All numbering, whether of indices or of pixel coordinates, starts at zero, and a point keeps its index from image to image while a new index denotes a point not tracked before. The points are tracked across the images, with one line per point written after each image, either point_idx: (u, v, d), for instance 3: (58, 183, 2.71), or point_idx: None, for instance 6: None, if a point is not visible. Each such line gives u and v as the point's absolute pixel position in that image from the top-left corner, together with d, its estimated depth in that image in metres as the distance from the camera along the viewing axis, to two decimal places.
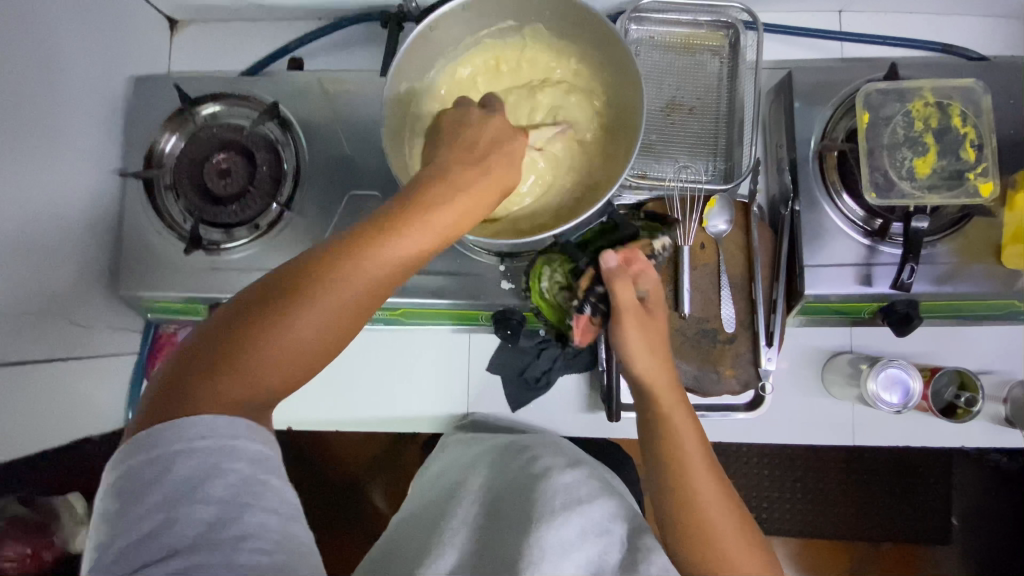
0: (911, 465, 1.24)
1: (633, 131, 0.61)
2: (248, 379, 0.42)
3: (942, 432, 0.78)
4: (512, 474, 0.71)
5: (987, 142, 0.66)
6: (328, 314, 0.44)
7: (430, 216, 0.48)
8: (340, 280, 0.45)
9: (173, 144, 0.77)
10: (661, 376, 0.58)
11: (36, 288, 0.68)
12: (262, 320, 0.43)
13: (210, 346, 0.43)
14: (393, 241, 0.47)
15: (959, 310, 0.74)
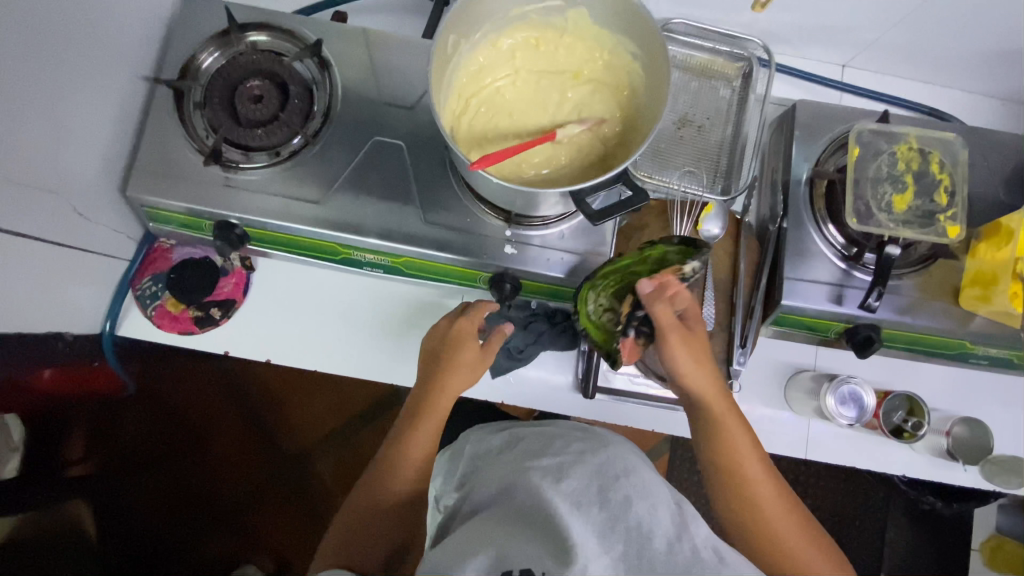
0: (845, 516, 1.36)
1: (653, 122, 0.66)
2: (382, 516, 0.66)
3: (887, 457, 0.83)
4: (532, 453, 0.63)
5: (958, 190, 0.74)
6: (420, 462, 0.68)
7: (468, 358, 0.72)
8: (424, 427, 0.69)
9: (211, 62, 0.79)
10: (711, 387, 0.66)
11: (50, 169, 0.69)
12: (393, 469, 0.67)
13: (357, 523, 0.66)
14: (449, 387, 0.71)
15: (916, 343, 0.80)
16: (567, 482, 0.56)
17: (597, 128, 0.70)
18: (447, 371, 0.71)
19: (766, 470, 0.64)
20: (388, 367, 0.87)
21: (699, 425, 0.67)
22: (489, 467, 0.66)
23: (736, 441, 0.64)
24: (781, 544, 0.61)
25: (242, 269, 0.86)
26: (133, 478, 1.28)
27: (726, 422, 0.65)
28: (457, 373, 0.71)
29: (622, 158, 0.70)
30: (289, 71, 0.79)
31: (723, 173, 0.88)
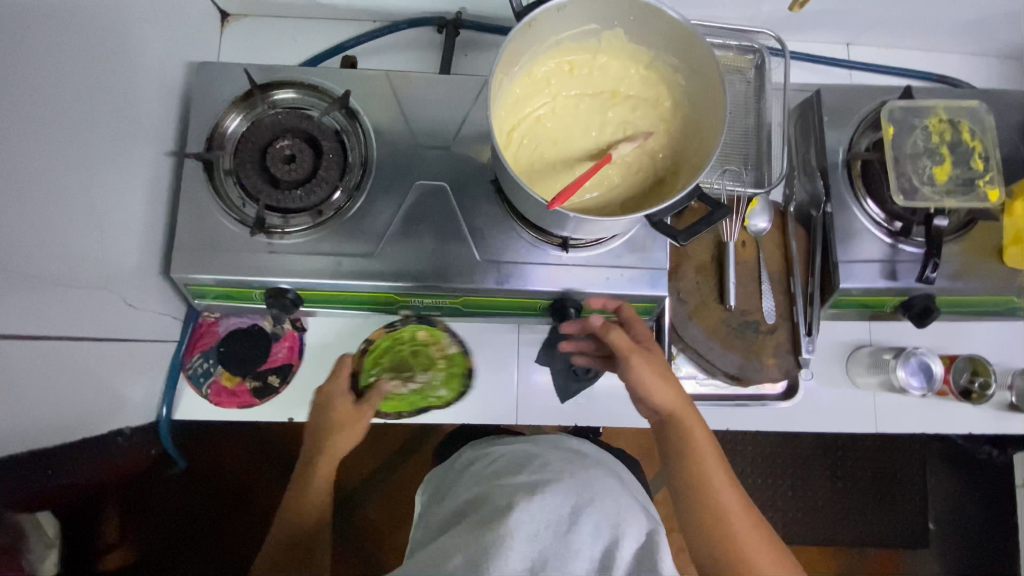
0: (889, 473, 1.40)
1: (709, 132, 0.67)
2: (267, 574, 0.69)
3: (953, 418, 0.85)
4: (509, 472, 0.68)
5: (993, 155, 0.76)
6: (301, 524, 0.71)
7: (342, 421, 0.72)
8: (306, 491, 0.71)
9: (235, 127, 0.77)
10: (680, 401, 0.68)
11: (93, 264, 0.66)
12: (281, 529, 0.71)
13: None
14: (325, 451, 0.72)
15: (967, 305, 0.83)
16: (541, 500, 0.60)
17: (645, 145, 0.71)
18: (329, 435, 0.72)
19: (731, 485, 0.64)
20: (455, 407, 0.85)
21: (666, 439, 0.68)
22: (468, 489, 0.68)
23: (701, 452, 0.65)
24: (737, 559, 0.60)
25: (295, 331, 0.85)
26: (185, 557, 1.23)
27: (691, 435, 0.66)
28: (336, 436, 0.72)
29: (673, 170, 0.70)
30: (318, 126, 0.77)
31: (754, 165, 0.89)
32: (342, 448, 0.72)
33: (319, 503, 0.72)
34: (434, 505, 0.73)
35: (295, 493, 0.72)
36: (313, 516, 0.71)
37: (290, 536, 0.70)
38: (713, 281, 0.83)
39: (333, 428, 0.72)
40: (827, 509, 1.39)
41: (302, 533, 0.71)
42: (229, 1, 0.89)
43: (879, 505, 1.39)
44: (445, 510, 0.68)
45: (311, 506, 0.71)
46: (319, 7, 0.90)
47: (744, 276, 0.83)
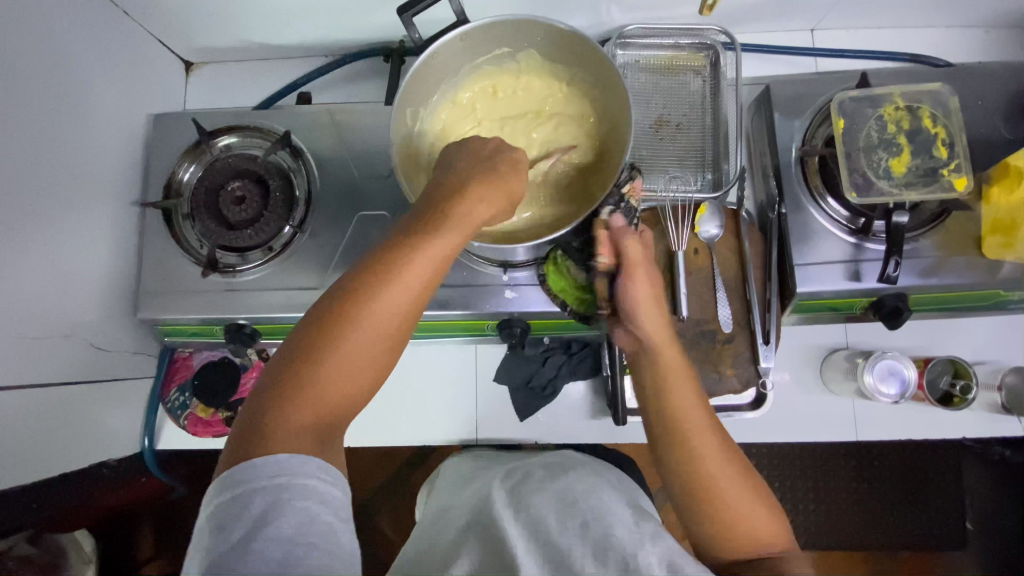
0: (921, 471, 1.29)
1: (624, 142, 0.65)
2: (308, 410, 0.46)
3: (941, 422, 0.79)
4: (500, 485, 0.73)
5: (958, 140, 0.70)
6: (390, 307, 0.49)
7: (470, 191, 0.53)
8: (400, 275, 0.49)
9: (190, 175, 0.82)
10: (663, 335, 0.61)
11: (60, 314, 0.72)
12: (344, 324, 0.48)
13: (274, 383, 0.47)
14: (430, 242, 0.50)
15: (949, 301, 0.77)
16: (529, 511, 0.66)
17: (570, 162, 0.70)
18: (440, 231, 0.51)
19: (709, 423, 0.58)
20: (421, 429, 0.87)
21: (642, 378, 0.61)
22: (459, 501, 0.74)
23: (681, 392, 0.59)
24: (706, 488, 0.56)
25: (261, 361, 0.87)
26: None
27: (671, 373, 0.59)
28: (450, 223, 0.51)
29: (602, 181, 0.69)
30: (263, 166, 0.80)
31: (711, 166, 0.87)
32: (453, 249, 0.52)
33: (407, 323, 0.51)
34: (427, 522, 0.75)
35: (368, 299, 0.48)
36: (395, 336, 0.50)
37: (371, 330, 0.48)
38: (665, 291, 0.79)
39: (445, 212, 0.52)
40: (850, 514, 1.30)
41: (392, 331, 0.50)
42: (189, 51, 0.94)
43: (907, 508, 1.29)
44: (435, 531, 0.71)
45: (406, 308, 0.50)
46: (272, 47, 0.94)
47: (697, 285, 0.79)
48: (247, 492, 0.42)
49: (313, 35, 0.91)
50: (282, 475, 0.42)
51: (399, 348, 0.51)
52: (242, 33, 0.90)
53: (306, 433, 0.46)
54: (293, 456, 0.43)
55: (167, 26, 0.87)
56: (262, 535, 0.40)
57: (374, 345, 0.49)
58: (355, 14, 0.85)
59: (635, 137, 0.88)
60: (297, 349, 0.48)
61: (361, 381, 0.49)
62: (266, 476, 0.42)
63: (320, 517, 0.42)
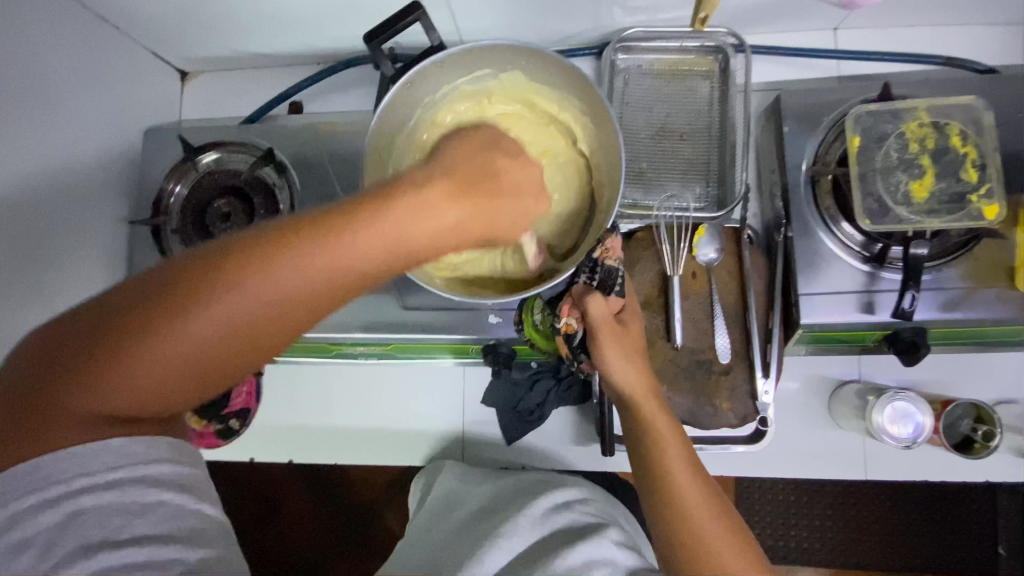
0: (949, 492, 1.12)
1: (611, 183, 0.67)
2: (104, 397, 0.41)
3: (958, 466, 0.73)
4: (518, 493, 0.69)
5: (990, 162, 0.63)
6: (226, 320, 0.40)
7: (419, 214, 0.43)
8: (257, 284, 0.40)
9: (179, 192, 0.82)
10: (640, 384, 0.60)
11: None
12: (165, 316, 0.39)
13: (80, 341, 0.40)
14: (310, 260, 0.40)
15: (977, 336, 0.70)
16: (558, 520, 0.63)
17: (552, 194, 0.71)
18: (348, 236, 0.41)
19: (695, 476, 0.56)
20: (407, 448, 0.86)
21: (627, 427, 0.61)
22: (470, 505, 0.71)
23: (664, 440, 0.57)
24: (693, 543, 0.53)
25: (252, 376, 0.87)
26: None
27: (657, 421, 0.58)
28: (344, 243, 0.41)
29: (584, 219, 0.71)
30: (247, 182, 0.79)
31: (715, 181, 0.80)
32: (340, 285, 0.41)
33: (245, 351, 0.42)
34: (423, 521, 0.75)
35: (226, 289, 0.40)
36: (245, 344, 0.41)
37: (188, 341, 0.40)
38: (658, 316, 0.75)
39: (354, 226, 0.41)
40: (870, 538, 1.14)
41: (241, 336, 0.41)
42: (184, 61, 0.94)
43: (937, 531, 1.12)
44: (427, 545, 0.68)
45: (247, 333, 0.41)
46: (264, 56, 0.93)
47: (694, 311, 0.74)
48: (72, 498, 0.42)
49: (304, 45, 0.89)
50: (126, 466, 0.43)
51: (254, 360, 0.43)
52: (234, 44, 0.89)
53: (97, 424, 0.42)
54: (126, 447, 0.43)
55: (161, 38, 0.87)
56: (116, 546, 0.42)
57: (221, 343, 0.41)
58: (344, 24, 0.83)
59: (635, 149, 0.82)
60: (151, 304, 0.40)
61: (187, 376, 0.41)
62: (88, 472, 0.42)
63: (186, 508, 0.45)
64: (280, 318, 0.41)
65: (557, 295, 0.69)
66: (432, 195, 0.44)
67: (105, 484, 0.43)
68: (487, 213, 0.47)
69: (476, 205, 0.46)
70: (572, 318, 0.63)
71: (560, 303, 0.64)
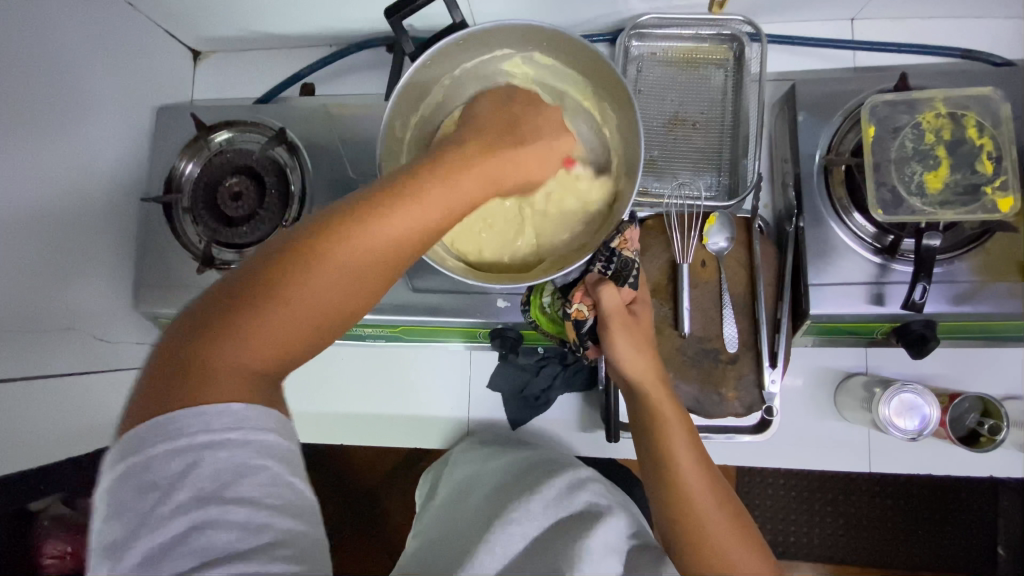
0: (951, 490, 1.12)
1: (628, 166, 0.66)
2: (251, 352, 0.42)
3: (962, 460, 0.74)
4: (530, 474, 0.68)
5: (1006, 154, 0.63)
6: (367, 259, 0.45)
7: (491, 155, 0.53)
8: (387, 224, 0.45)
9: (190, 171, 0.82)
10: (650, 372, 0.59)
11: (63, 309, 0.74)
12: (307, 265, 0.43)
13: (228, 295, 0.43)
14: (432, 193, 0.47)
15: (987, 331, 0.69)
16: (573, 500, 0.62)
17: (569, 185, 0.71)
18: (442, 178, 0.48)
19: (704, 468, 0.56)
20: (413, 431, 0.87)
21: (635, 414, 0.60)
22: (478, 488, 0.71)
23: (671, 432, 0.57)
24: (697, 537, 0.53)
25: None
26: None
27: (663, 411, 0.57)
28: (447, 194, 0.48)
29: (598, 210, 0.69)
30: (258, 162, 0.80)
31: (727, 171, 0.80)
32: (448, 215, 0.48)
33: (377, 280, 0.46)
34: (441, 502, 0.75)
35: (353, 233, 0.44)
36: (377, 281, 0.46)
37: (345, 270, 0.44)
38: (667, 305, 0.74)
39: (441, 173, 0.49)
40: (869, 533, 1.14)
41: (373, 274, 0.46)
42: (197, 41, 0.94)
43: (936, 528, 1.12)
44: (446, 525, 0.69)
45: (389, 261, 0.46)
46: (277, 38, 0.92)
47: (703, 300, 0.74)
48: (193, 450, 0.38)
49: (316, 26, 0.88)
50: (240, 429, 0.39)
51: (373, 300, 0.48)
52: (246, 24, 0.88)
53: (248, 379, 0.42)
54: (246, 409, 0.40)
55: (175, 18, 0.87)
56: (223, 503, 0.38)
57: (357, 279, 0.45)
58: (357, 6, 0.82)
59: (646, 137, 0.82)
60: (275, 266, 0.43)
61: (323, 318, 0.45)
62: (208, 430, 0.39)
63: (281, 478, 0.40)
64: (400, 253, 0.46)
65: (570, 283, 0.68)
66: (496, 145, 0.55)
67: (212, 445, 0.38)
68: (543, 152, 0.59)
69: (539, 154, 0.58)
70: (584, 304, 0.62)
71: (572, 289, 0.64)
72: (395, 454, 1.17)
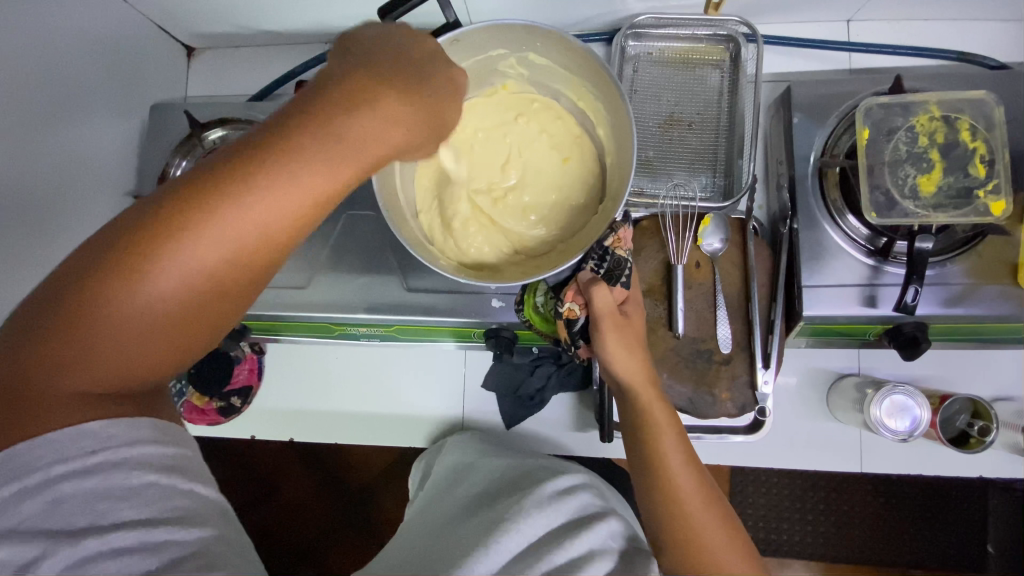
0: (941, 489, 1.13)
1: (623, 167, 0.66)
2: (78, 379, 0.42)
3: (952, 461, 0.75)
4: (522, 479, 0.68)
5: (999, 157, 0.63)
6: (191, 272, 0.41)
7: (332, 122, 0.41)
8: (210, 231, 0.40)
9: (184, 168, 0.81)
10: (640, 374, 0.60)
11: None
12: (116, 283, 0.40)
13: (50, 304, 0.41)
14: (268, 188, 0.40)
15: (977, 333, 0.70)
16: (567, 503, 0.62)
17: (562, 187, 0.71)
18: (271, 174, 0.40)
19: (692, 469, 0.57)
20: (407, 430, 0.87)
21: (624, 414, 0.61)
22: (469, 487, 0.71)
23: (659, 432, 0.57)
24: (684, 536, 0.53)
25: (254, 354, 0.87)
26: None
27: (652, 412, 0.58)
28: (278, 191, 0.41)
29: (591, 212, 0.70)
30: None
31: (722, 172, 0.80)
32: (283, 215, 0.42)
33: (223, 287, 0.43)
34: (427, 500, 0.74)
35: (162, 247, 0.40)
36: (212, 290, 0.43)
37: (166, 285, 0.41)
38: (662, 305, 0.75)
39: (270, 164, 0.40)
40: (859, 532, 1.15)
41: (200, 285, 0.42)
42: (190, 37, 0.93)
43: (927, 526, 1.13)
44: (432, 521, 0.68)
45: (220, 270, 0.42)
46: (273, 34, 0.92)
47: (697, 300, 0.75)
48: (57, 485, 0.41)
49: (312, 23, 0.88)
50: (105, 449, 0.42)
51: (218, 309, 0.44)
52: (241, 20, 0.88)
53: (78, 406, 0.42)
54: (106, 428, 0.43)
55: (168, 14, 0.86)
56: (104, 531, 0.41)
57: (183, 291, 0.41)
58: (353, 4, 0.81)
59: (642, 138, 0.82)
60: (79, 283, 0.40)
61: (153, 335, 0.42)
62: (69, 457, 0.41)
63: (177, 489, 0.44)
64: (231, 259, 0.42)
65: (562, 280, 0.68)
66: (341, 106, 0.41)
67: (85, 469, 0.41)
68: (432, 104, 0.44)
69: (425, 116, 0.44)
70: (575, 304, 0.63)
71: (564, 289, 0.64)
72: (389, 452, 1.17)
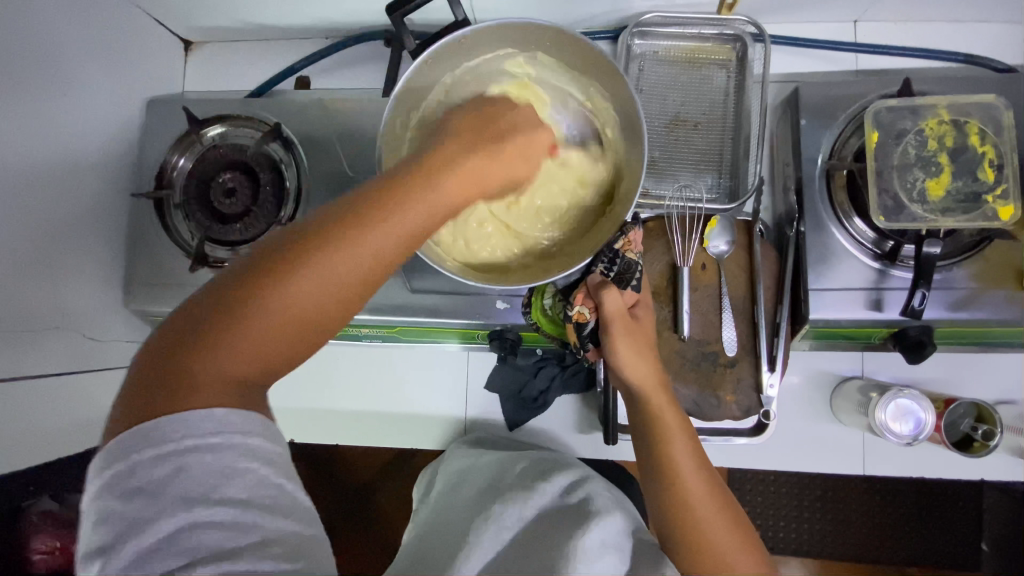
0: (938, 488, 1.14)
1: (631, 169, 0.66)
2: (226, 376, 0.41)
3: (955, 463, 0.75)
4: (531, 475, 0.68)
5: (1008, 162, 0.63)
6: (337, 276, 0.43)
7: (462, 155, 0.50)
8: (360, 239, 0.43)
9: (182, 166, 0.80)
10: (651, 379, 0.60)
11: (51, 306, 0.72)
12: (273, 282, 0.42)
13: (206, 303, 0.42)
14: (419, 203, 0.46)
15: (981, 337, 0.70)
16: (569, 501, 0.63)
17: (572, 188, 0.70)
18: (417, 188, 0.46)
19: (704, 472, 0.56)
20: (410, 431, 0.86)
21: (634, 419, 0.60)
22: (475, 483, 0.71)
23: (669, 436, 0.57)
24: (697, 541, 0.53)
25: None
26: None
27: (663, 417, 0.58)
28: (424, 204, 0.46)
29: (599, 214, 0.69)
30: (254, 157, 0.77)
31: (728, 173, 0.80)
32: (423, 227, 0.46)
33: (352, 301, 0.44)
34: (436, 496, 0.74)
35: (320, 250, 0.43)
36: (350, 298, 0.44)
37: (315, 286, 0.42)
38: (667, 307, 0.74)
39: (417, 184, 0.46)
40: (857, 530, 1.15)
41: (342, 292, 0.44)
42: (187, 30, 0.91)
43: (923, 525, 1.14)
44: (438, 519, 0.68)
45: (361, 277, 0.44)
46: (272, 29, 0.90)
47: (702, 303, 0.74)
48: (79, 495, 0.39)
49: (313, 18, 0.86)
50: (221, 433, 0.40)
51: (345, 318, 0.45)
52: (240, 14, 0.86)
53: (224, 392, 0.41)
54: (229, 416, 0.40)
55: (165, 7, 0.84)
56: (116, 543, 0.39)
57: (327, 296, 0.43)
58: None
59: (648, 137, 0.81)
60: (236, 285, 0.42)
61: (292, 336, 0.43)
62: (192, 434, 0.39)
63: (270, 480, 0.41)
64: (372, 267, 0.44)
65: (571, 284, 0.68)
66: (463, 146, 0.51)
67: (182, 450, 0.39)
68: (532, 146, 0.56)
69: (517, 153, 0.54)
70: (585, 308, 0.62)
71: (573, 292, 0.64)
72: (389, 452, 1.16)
